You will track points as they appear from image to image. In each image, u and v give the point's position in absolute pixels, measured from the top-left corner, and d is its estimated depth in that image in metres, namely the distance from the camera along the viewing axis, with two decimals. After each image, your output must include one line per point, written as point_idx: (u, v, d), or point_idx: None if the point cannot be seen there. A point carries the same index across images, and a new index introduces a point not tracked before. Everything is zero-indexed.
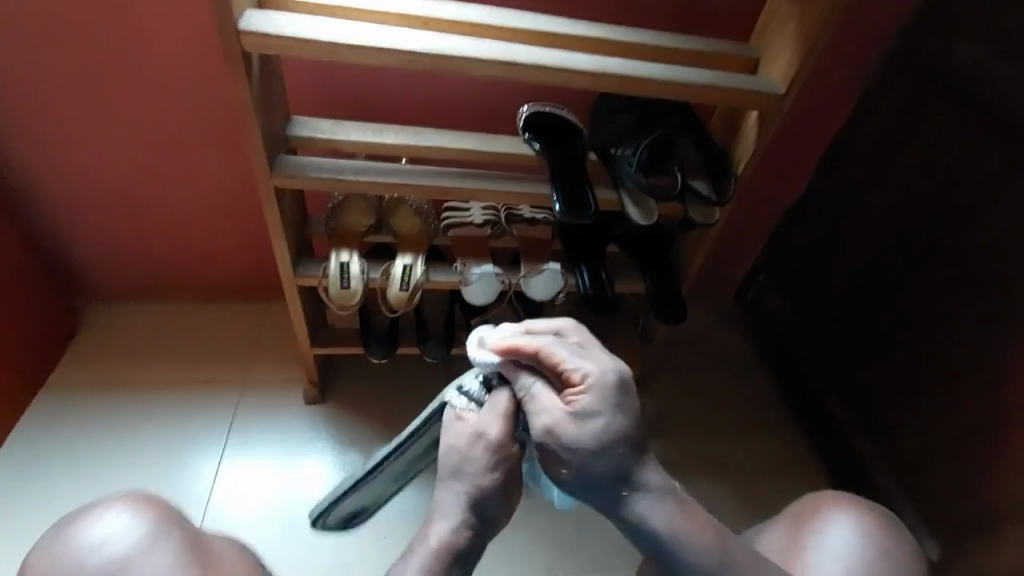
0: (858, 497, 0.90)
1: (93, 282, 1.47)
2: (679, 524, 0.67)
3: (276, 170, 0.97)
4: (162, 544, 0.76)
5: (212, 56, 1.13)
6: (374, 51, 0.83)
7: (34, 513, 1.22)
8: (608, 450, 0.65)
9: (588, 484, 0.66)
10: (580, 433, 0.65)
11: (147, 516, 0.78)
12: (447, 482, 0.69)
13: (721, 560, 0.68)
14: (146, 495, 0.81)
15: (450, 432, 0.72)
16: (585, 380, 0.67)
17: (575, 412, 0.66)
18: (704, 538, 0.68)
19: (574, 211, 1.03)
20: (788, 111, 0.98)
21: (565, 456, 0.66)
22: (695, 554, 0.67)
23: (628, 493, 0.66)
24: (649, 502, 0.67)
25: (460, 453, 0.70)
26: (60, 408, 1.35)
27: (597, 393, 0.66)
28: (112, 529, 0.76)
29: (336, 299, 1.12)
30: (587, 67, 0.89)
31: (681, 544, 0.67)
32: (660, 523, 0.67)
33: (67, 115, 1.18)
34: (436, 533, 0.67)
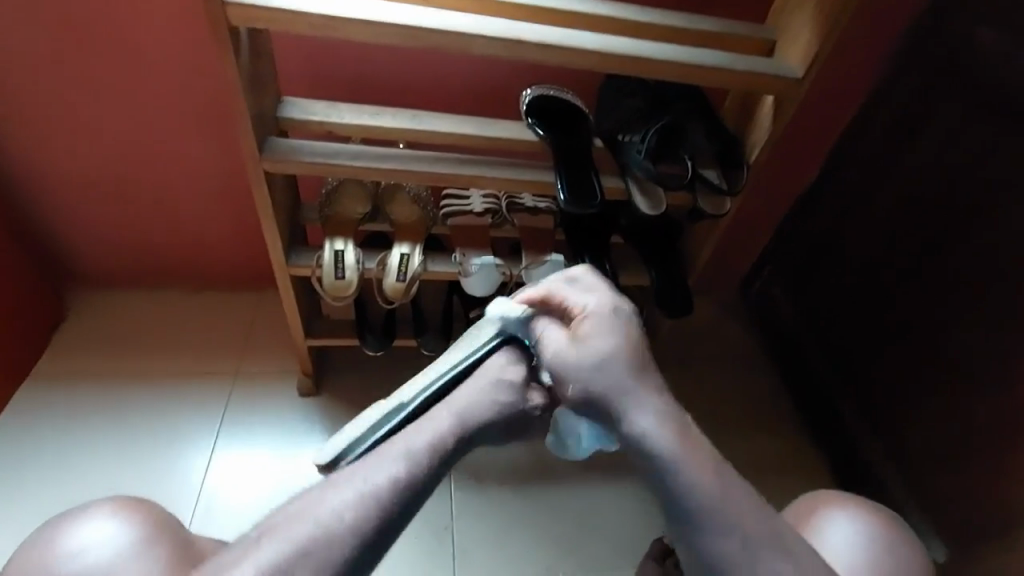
0: (861, 499, 0.85)
1: (81, 268, 1.42)
2: (680, 452, 0.63)
3: (265, 154, 0.92)
4: (146, 554, 0.71)
5: (201, 33, 1.08)
6: (368, 26, 0.78)
7: (20, 505, 1.19)
8: (611, 364, 0.66)
9: (591, 396, 0.66)
10: (594, 350, 0.67)
11: (135, 524, 0.74)
12: (474, 394, 0.69)
13: (724, 502, 0.62)
14: (135, 502, 0.78)
15: (494, 364, 0.72)
16: (591, 306, 0.71)
17: (594, 328, 0.69)
18: (706, 474, 0.63)
19: (579, 200, 0.98)
20: (805, 96, 0.93)
21: (581, 369, 0.67)
22: (700, 492, 0.62)
23: (634, 404, 0.65)
24: (649, 421, 0.64)
25: (504, 383, 0.70)
26: (45, 398, 1.31)
27: (603, 318, 0.69)
28: (98, 537, 0.72)
29: (329, 289, 1.08)
30: (595, 47, 0.84)
31: (679, 471, 0.63)
32: (666, 446, 0.63)
33: (50, 93, 1.13)
34: (439, 426, 0.65)
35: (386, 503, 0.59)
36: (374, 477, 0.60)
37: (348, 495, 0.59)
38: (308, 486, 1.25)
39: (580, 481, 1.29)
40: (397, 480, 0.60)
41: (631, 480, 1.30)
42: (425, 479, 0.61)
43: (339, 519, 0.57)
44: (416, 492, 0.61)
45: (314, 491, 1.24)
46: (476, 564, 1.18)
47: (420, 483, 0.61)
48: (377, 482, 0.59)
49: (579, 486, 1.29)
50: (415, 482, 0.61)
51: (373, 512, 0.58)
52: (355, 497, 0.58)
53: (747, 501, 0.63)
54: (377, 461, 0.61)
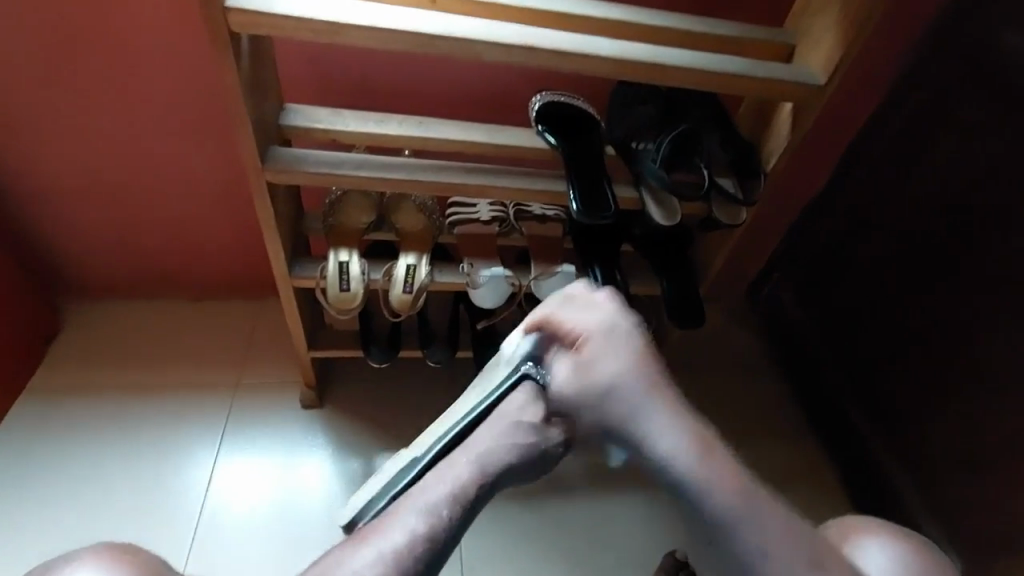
0: (888, 523, 0.82)
1: (77, 278, 1.39)
2: (704, 463, 0.66)
3: (268, 164, 0.89)
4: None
5: (200, 38, 1.04)
6: (374, 32, 0.75)
7: (18, 525, 1.16)
8: (627, 380, 0.71)
9: (610, 413, 0.70)
10: (613, 352, 0.73)
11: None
12: (492, 440, 0.69)
13: (749, 510, 0.65)
14: (122, 551, 0.71)
15: (512, 407, 0.72)
16: (607, 312, 0.76)
17: (606, 338, 0.73)
18: (731, 486, 0.65)
19: (592, 210, 0.95)
20: (825, 103, 0.90)
21: (602, 371, 0.71)
22: (719, 500, 0.65)
23: (648, 400, 0.70)
24: (669, 437, 0.68)
25: (521, 423, 0.70)
26: (40, 413, 1.28)
27: (618, 323, 0.75)
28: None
29: (334, 302, 1.05)
30: (610, 53, 0.81)
31: (705, 484, 0.65)
32: (686, 456, 0.66)
33: (45, 101, 1.09)
34: (459, 476, 0.65)
35: (412, 560, 0.59)
36: (399, 535, 0.60)
37: (372, 556, 0.59)
38: (312, 501, 1.22)
39: (590, 495, 1.26)
40: (421, 537, 0.60)
41: (641, 494, 1.27)
42: (448, 532, 0.62)
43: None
44: (440, 546, 0.61)
45: (318, 507, 1.21)
46: None
47: (444, 536, 0.61)
48: (402, 541, 0.60)
49: (589, 500, 1.26)
50: (440, 535, 0.61)
51: (399, 570, 0.58)
52: (379, 558, 0.59)
53: (771, 508, 0.65)
54: (400, 518, 0.62)
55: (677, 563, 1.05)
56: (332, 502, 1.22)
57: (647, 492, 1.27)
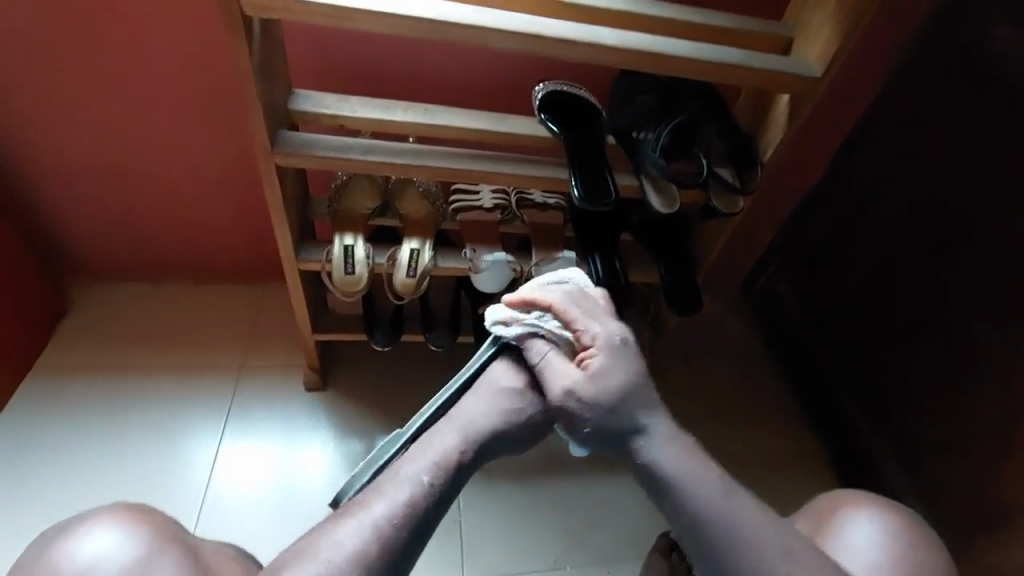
0: (874, 496, 0.86)
1: (85, 260, 1.41)
2: (695, 473, 0.68)
3: (277, 147, 0.91)
4: (161, 570, 0.70)
5: (209, 24, 1.06)
6: (384, 18, 0.77)
7: (25, 501, 1.18)
8: (625, 399, 0.70)
9: (606, 431, 0.69)
10: (600, 393, 0.69)
11: (142, 539, 0.72)
12: (478, 412, 0.73)
13: (740, 517, 0.66)
14: (137, 511, 0.76)
15: (495, 379, 0.76)
16: (596, 344, 0.72)
17: (592, 379, 0.70)
18: (719, 495, 0.67)
19: (592, 198, 0.97)
20: (822, 95, 0.92)
21: (584, 417, 0.69)
22: (711, 510, 0.66)
23: (635, 435, 0.69)
24: (663, 446, 0.69)
25: (504, 394, 0.75)
26: (49, 391, 1.30)
27: (608, 354, 0.71)
28: (106, 557, 0.70)
29: (339, 285, 1.07)
30: (613, 42, 0.83)
31: (698, 495, 0.66)
32: (673, 464, 0.68)
33: (55, 83, 1.11)
34: (441, 448, 0.68)
35: (396, 528, 0.62)
36: (384, 505, 0.63)
37: (357, 526, 0.61)
38: (314, 479, 1.25)
39: (587, 478, 1.29)
40: (405, 507, 0.63)
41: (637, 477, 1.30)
42: (431, 502, 0.65)
43: (351, 549, 0.60)
44: (423, 512, 0.64)
45: (321, 485, 1.24)
46: (484, 557, 1.18)
47: (427, 506, 0.64)
48: (386, 509, 0.63)
49: (586, 482, 1.28)
50: (422, 505, 0.64)
51: (384, 538, 0.61)
52: (364, 527, 0.61)
53: (764, 514, 0.67)
54: (384, 489, 0.64)
55: (671, 541, 1.08)
56: (334, 480, 1.25)
57: None
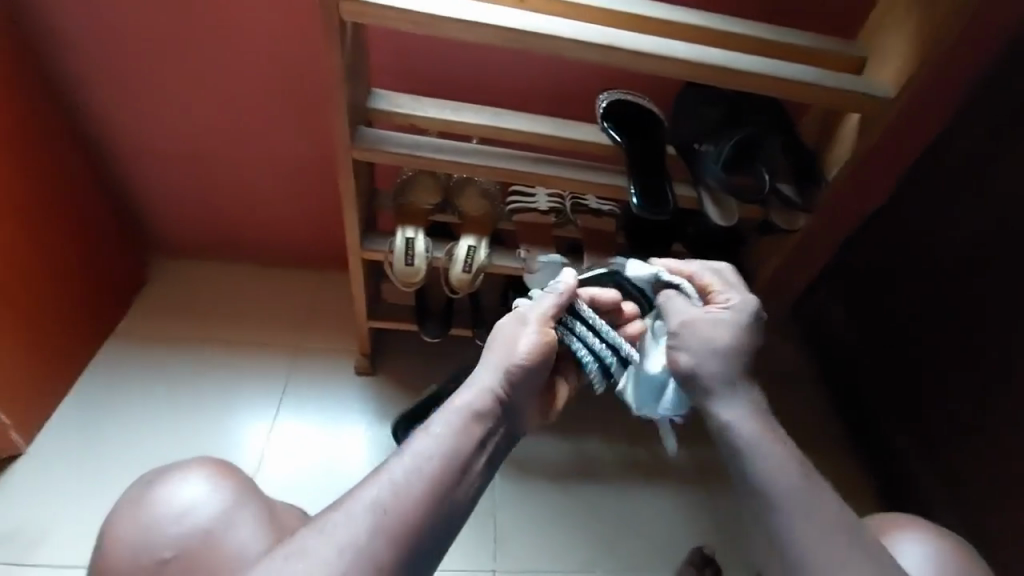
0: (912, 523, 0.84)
1: (165, 237, 1.52)
2: (764, 440, 0.67)
3: (356, 142, 0.97)
4: (243, 523, 0.77)
5: (298, 23, 1.13)
6: (465, 25, 0.81)
7: (102, 451, 1.29)
8: (728, 351, 0.70)
9: (698, 373, 0.70)
10: (713, 338, 0.70)
11: (228, 493, 0.79)
12: (499, 353, 0.74)
13: (808, 500, 0.63)
14: (224, 466, 0.83)
15: (509, 329, 0.76)
16: (727, 302, 0.74)
17: (707, 324, 0.71)
18: (787, 468, 0.65)
19: (653, 206, 0.99)
20: (895, 117, 0.91)
21: (689, 348, 0.71)
22: (774, 477, 0.64)
23: (723, 395, 0.69)
24: (741, 411, 0.68)
25: (518, 332, 0.75)
26: (125, 355, 1.41)
27: (735, 313, 0.72)
28: (197, 505, 0.77)
29: (400, 275, 1.12)
30: (685, 56, 0.85)
31: (764, 462, 0.65)
32: (749, 425, 0.67)
33: (156, 72, 1.21)
34: (460, 417, 0.69)
35: (415, 503, 0.62)
36: (399, 474, 0.64)
37: (372, 500, 0.62)
38: (359, 459, 1.30)
39: (623, 483, 1.30)
40: (421, 469, 0.64)
41: (673, 487, 1.30)
42: (451, 474, 0.65)
43: (368, 530, 0.60)
44: (445, 464, 0.65)
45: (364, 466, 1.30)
46: (516, 551, 1.21)
47: (445, 479, 0.64)
48: (405, 466, 0.64)
49: (621, 487, 1.30)
50: (440, 480, 0.64)
51: (402, 512, 0.62)
52: (378, 500, 0.62)
53: (832, 501, 0.64)
54: (399, 462, 0.65)
55: (704, 557, 1.09)
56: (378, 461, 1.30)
57: (679, 486, 1.30)
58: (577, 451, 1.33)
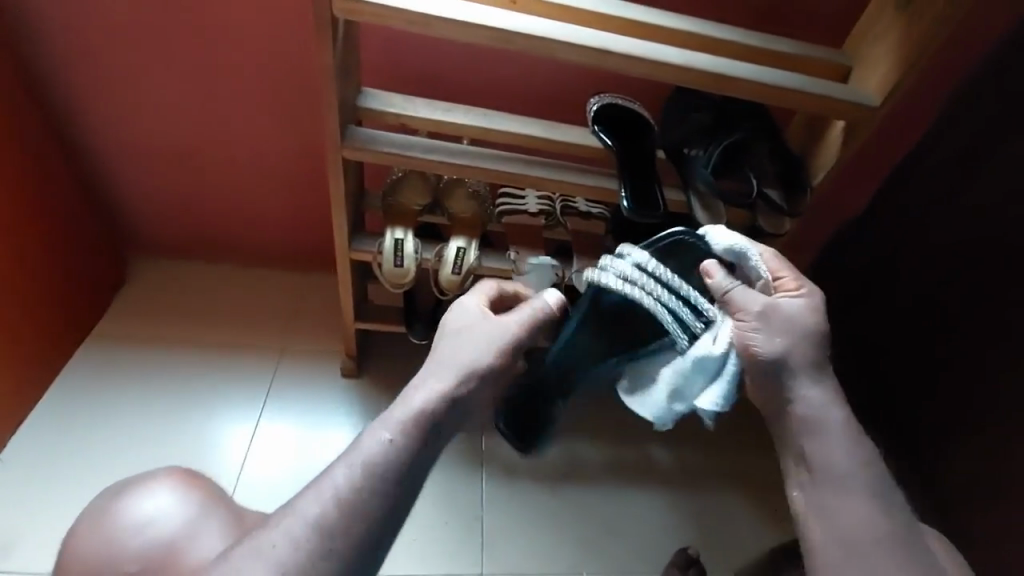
0: None
1: (147, 235, 1.49)
2: (846, 433, 0.67)
3: (346, 141, 0.96)
4: (209, 531, 0.75)
5: (286, 19, 1.11)
6: (458, 26, 0.81)
7: (80, 456, 1.26)
8: (811, 337, 0.70)
9: (787, 359, 0.69)
10: (795, 321, 0.70)
11: (196, 502, 0.78)
12: (450, 352, 0.73)
13: (882, 494, 0.64)
14: (189, 478, 0.82)
15: (449, 320, 0.77)
16: (801, 291, 0.73)
17: (788, 308, 0.71)
18: (866, 460, 0.65)
19: (643, 210, 0.99)
20: (879, 125, 0.93)
21: (776, 335, 0.69)
22: (854, 469, 0.65)
23: (806, 380, 0.69)
24: (827, 402, 0.68)
25: (465, 332, 0.75)
26: (103, 355, 1.38)
27: (809, 300, 0.72)
28: (161, 516, 0.76)
29: (389, 276, 1.12)
30: (676, 60, 0.86)
31: (847, 454, 0.65)
32: (835, 416, 0.67)
33: (139, 66, 1.18)
34: (408, 401, 0.68)
35: (357, 503, 0.62)
36: (343, 471, 0.63)
37: (316, 495, 0.62)
38: None
39: (610, 484, 1.31)
40: (364, 473, 0.63)
41: (659, 490, 1.31)
42: (393, 478, 0.63)
43: (307, 534, 0.60)
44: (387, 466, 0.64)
45: None
46: (503, 555, 1.20)
47: (389, 467, 0.64)
48: (348, 469, 0.63)
49: (608, 489, 1.30)
50: (384, 467, 0.63)
51: (347, 502, 0.61)
52: (322, 493, 0.62)
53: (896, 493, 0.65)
54: (347, 457, 0.64)
55: (688, 559, 1.11)
56: None
57: (665, 488, 1.31)
58: (564, 454, 1.33)
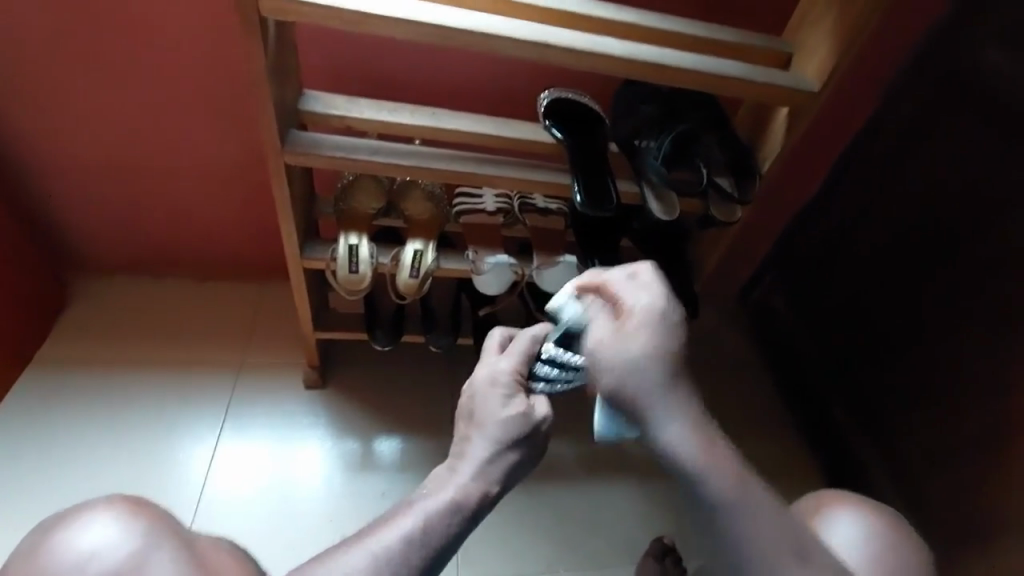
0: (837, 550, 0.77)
1: (90, 254, 1.43)
2: (702, 456, 0.62)
3: (288, 147, 0.93)
4: (157, 565, 0.72)
5: (223, 23, 1.08)
6: (394, 24, 0.79)
7: (28, 492, 1.19)
8: (647, 371, 0.62)
9: (621, 397, 0.63)
10: (627, 355, 0.62)
11: (141, 532, 0.74)
12: (500, 439, 0.67)
13: (747, 504, 0.62)
14: (133, 502, 0.77)
15: (488, 395, 0.68)
16: (637, 314, 0.63)
17: (619, 344, 0.62)
18: (727, 476, 0.62)
19: (595, 203, 0.99)
20: (819, 109, 0.95)
21: (605, 374, 0.63)
22: (713, 488, 0.61)
23: (658, 411, 0.62)
24: (675, 429, 0.62)
25: (514, 416, 0.67)
26: (48, 382, 1.31)
27: (648, 328, 0.62)
28: (104, 549, 0.72)
29: (343, 284, 1.09)
30: (617, 52, 0.86)
31: (703, 477, 0.62)
32: (687, 441, 0.62)
33: (68, 77, 1.13)
34: (459, 482, 0.65)
35: None
36: (395, 538, 0.62)
37: (365, 557, 0.61)
38: (311, 477, 1.25)
39: (582, 479, 1.31)
40: (409, 553, 0.62)
41: (631, 482, 1.31)
42: (432, 560, 0.63)
43: None
44: (433, 550, 0.63)
45: (317, 484, 1.25)
46: (478, 557, 1.19)
47: (444, 544, 0.63)
48: (396, 545, 0.62)
49: (580, 484, 1.30)
50: (438, 544, 0.63)
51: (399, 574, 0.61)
52: (372, 558, 0.61)
53: (764, 493, 0.63)
54: (397, 521, 0.63)
55: (664, 547, 1.09)
56: (331, 476, 1.26)
57: (637, 480, 1.32)
58: None
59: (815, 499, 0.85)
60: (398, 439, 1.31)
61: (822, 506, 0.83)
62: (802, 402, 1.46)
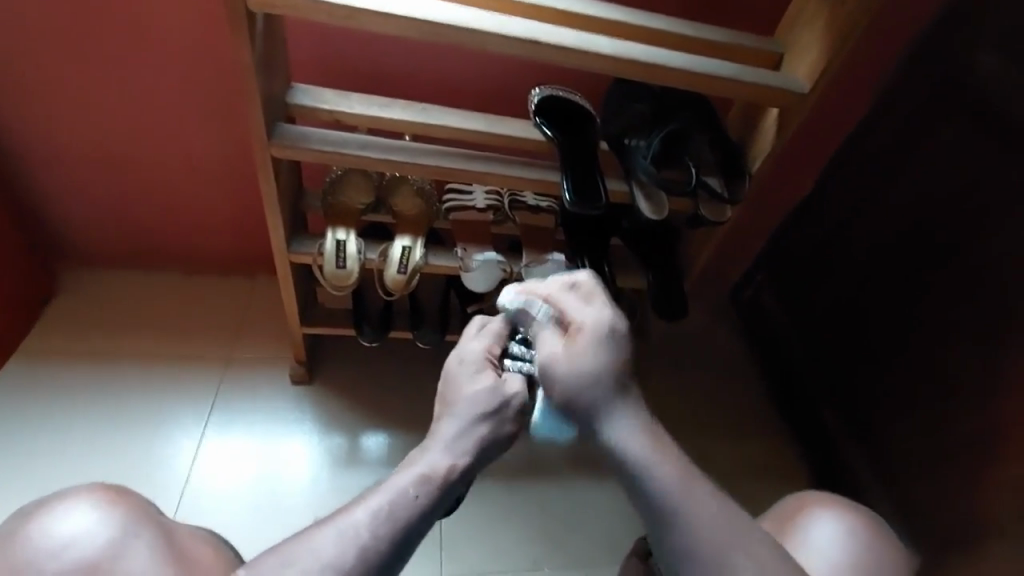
0: (819, 552, 0.77)
1: (76, 246, 1.41)
2: (649, 453, 0.65)
3: (275, 140, 0.92)
4: (135, 552, 0.71)
5: (212, 15, 1.07)
6: (383, 17, 0.79)
7: (8, 485, 1.17)
8: (598, 377, 0.66)
9: (576, 403, 0.67)
10: (575, 367, 0.67)
11: (118, 520, 0.73)
12: (470, 413, 0.68)
13: (692, 497, 0.63)
14: (111, 490, 0.76)
15: (457, 373, 0.70)
16: (585, 328, 0.68)
17: (569, 357, 0.67)
18: (671, 471, 0.64)
19: (584, 201, 0.99)
20: (810, 111, 0.95)
21: (556, 386, 0.67)
22: (661, 483, 0.63)
23: (610, 414, 0.66)
24: (625, 431, 0.66)
25: (483, 389, 0.69)
26: (30, 374, 1.30)
27: (592, 339, 0.67)
28: (82, 537, 0.71)
29: (330, 279, 1.08)
30: (607, 50, 0.85)
31: (650, 476, 0.63)
32: (634, 440, 0.65)
33: (54, 67, 1.11)
34: (429, 457, 0.65)
35: (361, 557, 0.59)
36: (363, 515, 0.61)
37: (328, 536, 0.59)
38: (297, 474, 1.25)
39: (570, 478, 1.30)
40: (377, 528, 0.60)
41: (618, 481, 1.32)
42: (400, 535, 0.61)
43: None
44: (402, 526, 0.61)
45: (303, 480, 1.24)
46: (464, 556, 1.19)
47: (412, 522, 0.61)
48: (364, 520, 0.60)
49: (568, 484, 1.30)
50: (406, 521, 0.61)
51: (365, 551, 0.59)
52: (335, 536, 0.59)
53: (711, 493, 0.64)
54: (367, 497, 0.62)
55: (647, 544, 1.05)
56: (318, 471, 1.25)
57: (625, 480, 1.32)
58: (523, 450, 1.33)
59: (795, 501, 0.85)
60: (385, 436, 1.31)
61: (804, 508, 0.83)
62: (791, 403, 1.46)
